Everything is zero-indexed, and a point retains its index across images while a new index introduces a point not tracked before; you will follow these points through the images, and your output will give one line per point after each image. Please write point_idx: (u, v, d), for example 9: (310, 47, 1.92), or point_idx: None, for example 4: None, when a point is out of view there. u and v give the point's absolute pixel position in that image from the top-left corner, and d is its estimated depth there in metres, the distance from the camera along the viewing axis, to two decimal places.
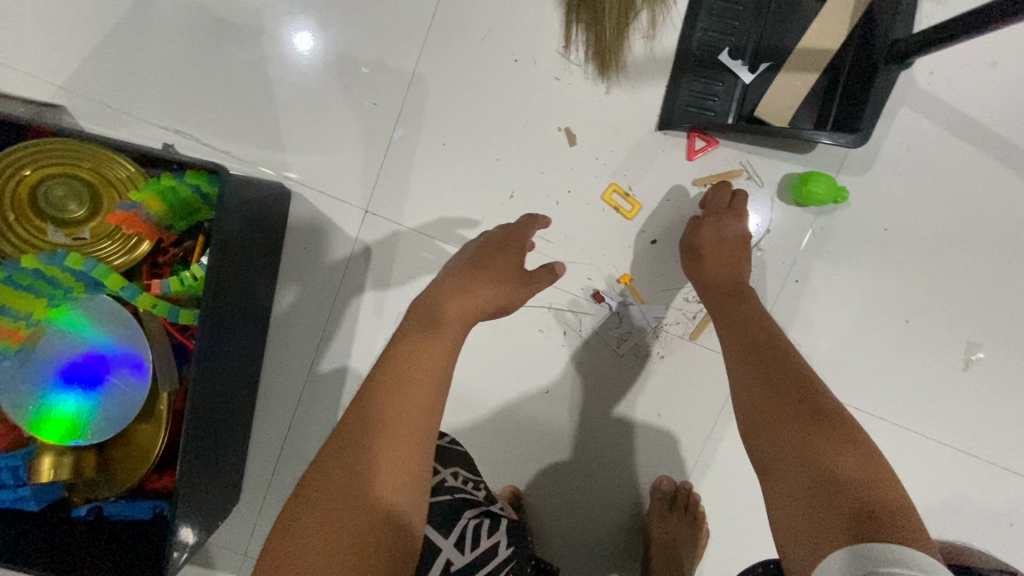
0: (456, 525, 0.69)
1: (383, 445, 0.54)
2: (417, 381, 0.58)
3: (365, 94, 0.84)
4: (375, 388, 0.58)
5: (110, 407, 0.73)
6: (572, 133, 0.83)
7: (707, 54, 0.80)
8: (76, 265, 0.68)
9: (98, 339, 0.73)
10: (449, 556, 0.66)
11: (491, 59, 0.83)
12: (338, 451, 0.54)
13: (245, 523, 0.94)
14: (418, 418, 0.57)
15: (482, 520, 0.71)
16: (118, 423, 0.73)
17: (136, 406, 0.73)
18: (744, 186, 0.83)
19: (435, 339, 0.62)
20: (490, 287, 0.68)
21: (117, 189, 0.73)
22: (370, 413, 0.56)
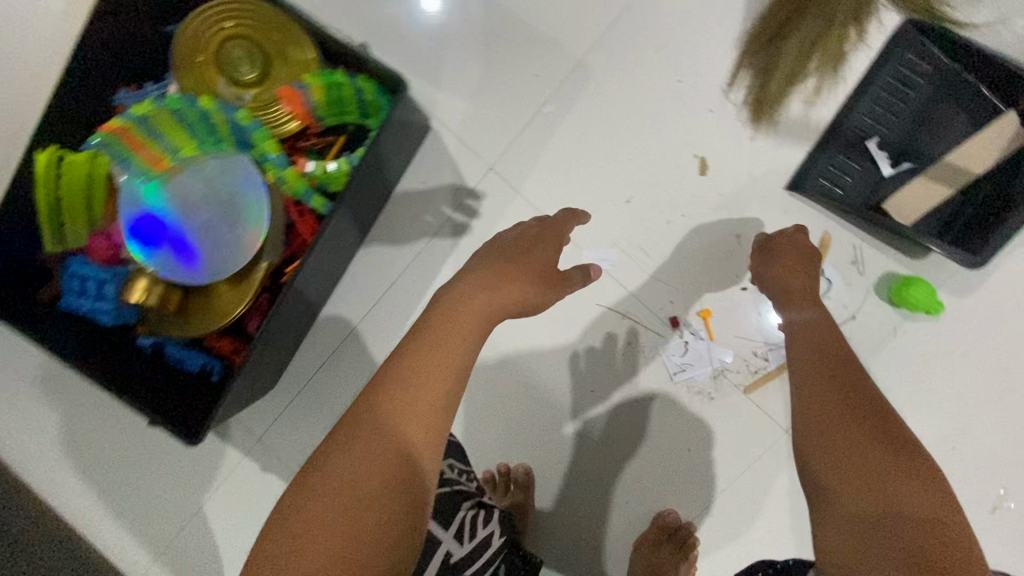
0: (454, 517, 0.71)
1: (395, 434, 0.57)
2: (423, 391, 0.60)
3: (530, 62, 0.89)
4: (389, 380, 0.61)
5: (220, 251, 0.76)
6: (705, 163, 0.86)
7: (857, 137, 0.83)
8: (244, 121, 0.76)
9: (226, 184, 0.76)
10: (448, 549, 0.68)
11: (656, 72, 0.87)
12: (359, 428, 0.58)
13: (270, 411, 0.99)
14: (429, 414, 0.60)
15: (479, 511, 0.74)
16: (224, 266, 0.76)
17: (243, 256, 0.76)
18: (846, 269, 0.86)
19: (454, 333, 0.65)
20: (510, 298, 0.69)
21: (291, 68, 0.78)
22: (381, 402, 0.59)
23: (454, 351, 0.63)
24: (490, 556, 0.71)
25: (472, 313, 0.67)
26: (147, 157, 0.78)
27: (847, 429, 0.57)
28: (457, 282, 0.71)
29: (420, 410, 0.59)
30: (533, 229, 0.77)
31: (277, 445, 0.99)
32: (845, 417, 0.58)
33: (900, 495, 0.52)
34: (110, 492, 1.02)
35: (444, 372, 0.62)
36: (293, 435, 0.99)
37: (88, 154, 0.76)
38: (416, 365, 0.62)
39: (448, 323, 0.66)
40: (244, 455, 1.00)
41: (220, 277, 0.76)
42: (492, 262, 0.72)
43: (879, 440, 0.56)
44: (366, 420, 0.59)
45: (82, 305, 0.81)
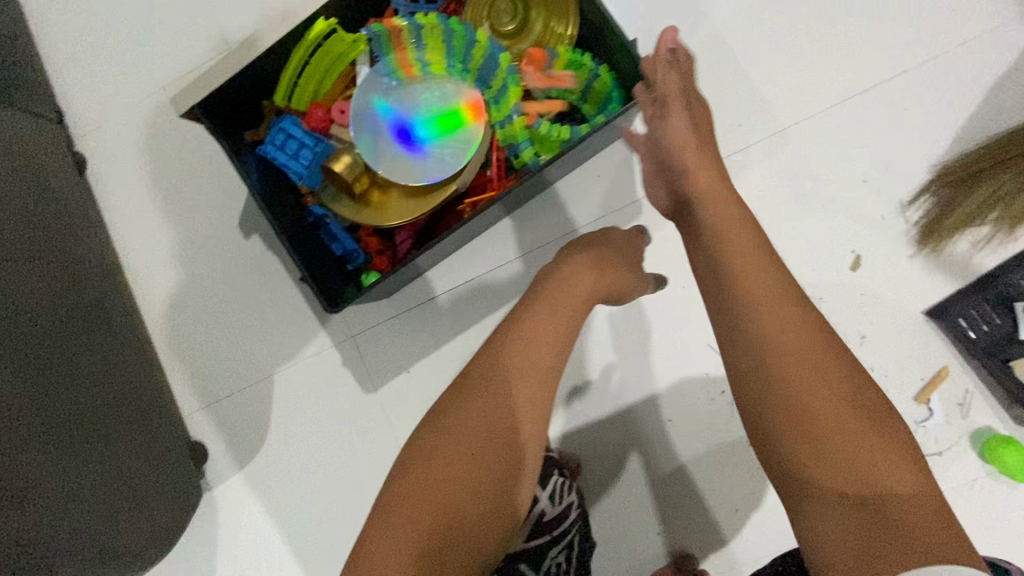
0: (549, 481, 0.88)
1: (513, 393, 0.69)
2: (535, 367, 0.71)
3: (739, 113, 0.95)
4: (510, 341, 0.73)
5: (420, 162, 0.84)
6: (859, 261, 0.91)
7: (1006, 294, 0.88)
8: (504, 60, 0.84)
9: (454, 111, 0.84)
10: (543, 507, 0.86)
11: (847, 165, 0.93)
12: (483, 384, 0.70)
13: (373, 316, 1.06)
14: (541, 374, 0.71)
15: (565, 481, 0.91)
16: (416, 177, 0.84)
17: (436, 176, 0.83)
18: (951, 408, 0.89)
19: (569, 309, 0.77)
20: (612, 285, 0.84)
21: (544, 35, 0.88)
22: (501, 358, 0.71)
23: (564, 327, 0.75)
24: (570, 522, 0.88)
25: (575, 305, 0.78)
26: (402, 59, 0.87)
27: (823, 408, 0.54)
28: (563, 275, 0.80)
29: (532, 385, 0.70)
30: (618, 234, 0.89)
31: (366, 348, 1.06)
32: (814, 392, 0.54)
33: (880, 481, 0.52)
34: (202, 326, 1.08)
35: (552, 355, 0.73)
36: (384, 345, 1.06)
37: (357, 37, 0.86)
38: (530, 343, 0.73)
39: (559, 313, 0.77)
40: (331, 344, 1.06)
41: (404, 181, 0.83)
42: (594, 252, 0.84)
43: (827, 404, 0.54)
44: (485, 382, 0.70)
45: (283, 157, 0.87)
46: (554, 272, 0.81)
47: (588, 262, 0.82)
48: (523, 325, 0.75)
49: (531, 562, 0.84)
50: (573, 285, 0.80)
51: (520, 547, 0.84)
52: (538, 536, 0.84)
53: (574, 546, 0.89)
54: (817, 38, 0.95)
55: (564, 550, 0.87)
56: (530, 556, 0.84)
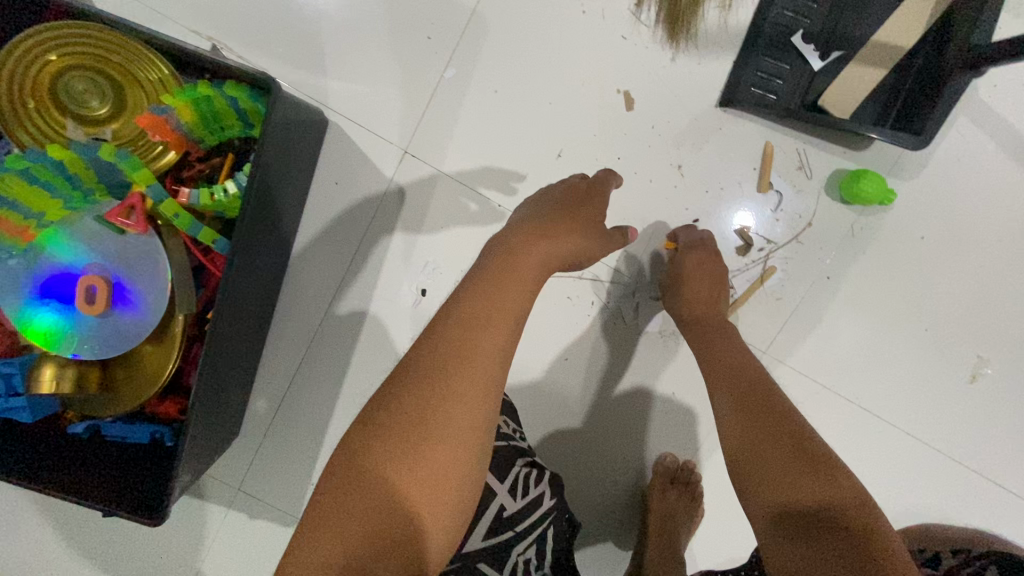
0: (508, 472, 0.68)
1: (457, 381, 0.52)
2: (483, 348, 0.54)
3: (421, 24, 0.79)
4: (450, 322, 0.56)
5: (124, 320, 0.69)
6: (631, 97, 0.80)
7: (781, 34, 0.78)
8: (108, 156, 0.64)
9: (115, 245, 0.68)
10: (502, 503, 0.66)
11: (558, 7, 0.79)
12: (416, 378, 0.53)
13: (241, 459, 0.91)
14: (491, 361, 0.54)
15: (532, 469, 0.70)
16: (131, 338, 0.69)
17: (149, 327, 0.69)
18: (794, 175, 0.82)
19: (517, 276, 0.61)
20: (565, 255, 0.66)
21: (146, 91, 0.68)
22: (444, 346, 0.54)
23: (521, 296, 0.59)
24: (542, 515, 0.68)
25: (526, 281, 0.61)
26: (8, 229, 0.67)
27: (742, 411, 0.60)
28: (510, 247, 0.64)
29: (476, 367, 0.53)
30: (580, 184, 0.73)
31: (259, 490, 0.92)
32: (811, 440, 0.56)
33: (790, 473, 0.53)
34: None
35: (499, 331, 0.56)
36: (272, 475, 0.91)
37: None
38: (474, 323, 0.56)
39: (505, 288, 0.60)
40: (228, 507, 0.92)
41: (129, 345, 0.69)
42: (548, 211, 0.70)
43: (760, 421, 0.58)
44: (421, 371, 0.53)
45: None
46: (503, 243, 0.66)
47: (531, 228, 0.67)
48: (469, 292, 0.59)
49: (490, 562, 0.64)
50: (520, 260, 0.63)
51: (477, 548, 0.64)
52: (496, 537, 0.65)
53: (548, 539, 0.69)
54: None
55: (534, 545, 0.67)
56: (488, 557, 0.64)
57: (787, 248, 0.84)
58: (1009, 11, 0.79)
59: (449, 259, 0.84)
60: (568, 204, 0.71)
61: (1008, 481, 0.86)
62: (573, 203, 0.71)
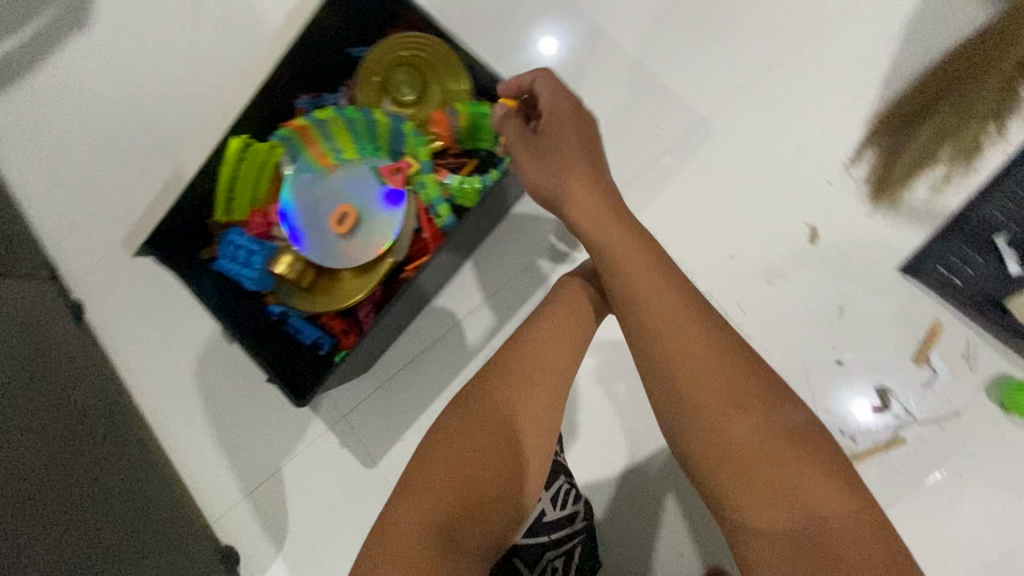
0: (553, 483, 0.78)
1: (526, 391, 0.67)
2: (545, 374, 0.68)
3: (657, 113, 0.94)
4: (524, 343, 0.71)
5: (354, 245, 0.87)
6: (816, 233, 0.88)
7: (983, 231, 0.82)
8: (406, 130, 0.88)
9: (377, 189, 0.88)
10: (543, 507, 0.77)
11: (777, 140, 0.91)
12: (493, 384, 0.67)
13: (358, 392, 1.04)
14: (554, 378, 0.69)
15: (571, 487, 0.80)
16: (352, 259, 0.87)
17: (368, 255, 0.87)
18: (955, 360, 0.83)
19: (572, 315, 0.74)
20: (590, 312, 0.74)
21: (447, 98, 0.91)
22: (513, 363, 0.69)
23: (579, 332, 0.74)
24: (575, 531, 0.78)
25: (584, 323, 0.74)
26: (316, 152, 0.91)
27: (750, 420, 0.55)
28: (564, 297, 0.75)
29: (544, 383, 0.68)
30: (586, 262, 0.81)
31: (359, 426, 1.03)
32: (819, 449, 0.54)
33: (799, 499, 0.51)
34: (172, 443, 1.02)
35: (561, 356, 0.71)
36: (373, 419, 1.03)
37: (271, 143, 0.89)
38: (540, 349, 0.70)
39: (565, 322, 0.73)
40: (327, 429, 1.03)
41: (354, 262, 0.87)
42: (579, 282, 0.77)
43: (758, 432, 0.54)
44: (494, 380, 0.68)
45: (234, 265, 0.90)
46: (552, 292, 0.77)
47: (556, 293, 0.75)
48: (531, 321, 0.74)
49: (524, 558, 0.75)
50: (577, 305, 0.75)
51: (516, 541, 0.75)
52: (534, 537, 0.75)
53: (576, 554, 0.78)
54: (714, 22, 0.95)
55: (563, 556, 0.76)
56: (524, 552, 0.75)
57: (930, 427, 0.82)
58: None
59: None
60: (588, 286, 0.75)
61: None
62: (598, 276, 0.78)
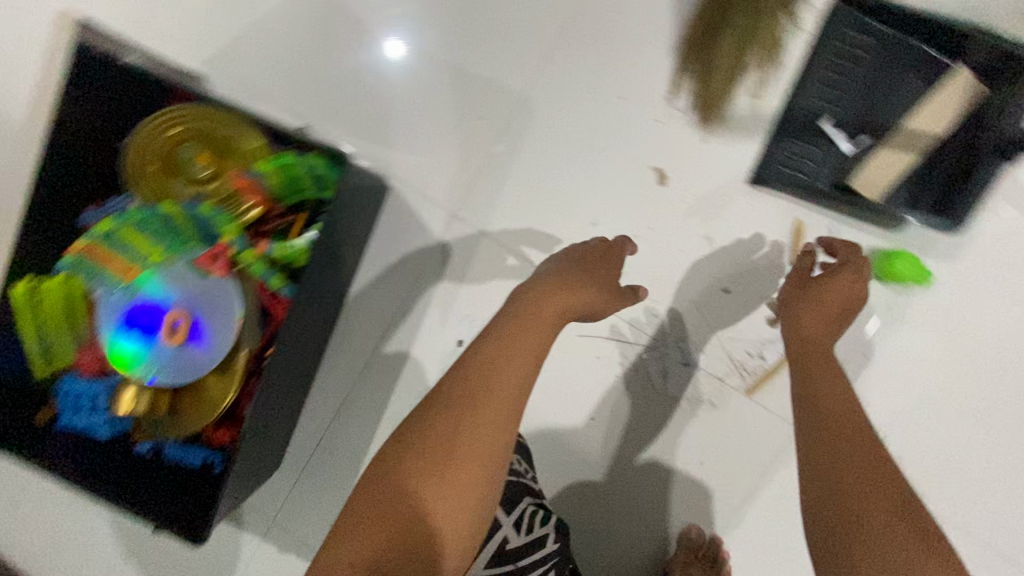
0: (515, 507, 0.73)
1: (478, 411, 0.59)
2: (497, 390, 0.60)
3: (473, 105, 0.90)
4: (480, 354, 0.63)
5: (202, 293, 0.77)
6: (663, 173, 0.86)
7: (809, 120, 0.82)
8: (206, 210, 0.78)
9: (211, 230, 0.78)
10: (506, 534, 0.71)
11: (597, 94, 0.87)
12: (444, 409, 0.60)
13: (277, 493, 0.96)
14: (511, 393, 0.61)
15: (538, 509, 0.75)
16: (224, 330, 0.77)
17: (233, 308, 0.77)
18: (824, 253, 0.84)
19: (537, 322, 0.66)
20: (577, 306, 0.69)
21: (243, 158, 0.80)
22: (470, 371, 0.62)
23: (540, 340, 0.65)
24: (544, 555, 0.73)
25: (543, 328, 0.66)
26: (118, 268, 0.77)
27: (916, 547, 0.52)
28: (532, 294, 0.68)
29: (493, 404, 0.60)
30: (599, 248, 0.76)
31: (292, 522, 0.96)
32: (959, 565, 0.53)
33: None
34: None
35: (522, 367, 0.62)
36: (305, 512, 0.95)
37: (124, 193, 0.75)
38: (502, 357, 0.63)
39: (531, 325, 0.65)
40: (263, 536, 0.96)
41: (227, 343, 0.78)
42: (552, 269, 0.72)
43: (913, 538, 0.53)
44: (448, 396, 0.61)
45: (78, 422, 0.82)
46: (529, 289, 0.70)
47: (549, 281, 0.70)
48: (498, 330, 0.65)
49: None
50: (543, 306, 0.67)
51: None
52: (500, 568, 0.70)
53: None
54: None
55: None
56: None
57: (843, 336, 0.83)
58: None
59: (486, 314, 0.90)
60: (585, 258, 0.74)
61: None
62: (585, 258, 0.74)
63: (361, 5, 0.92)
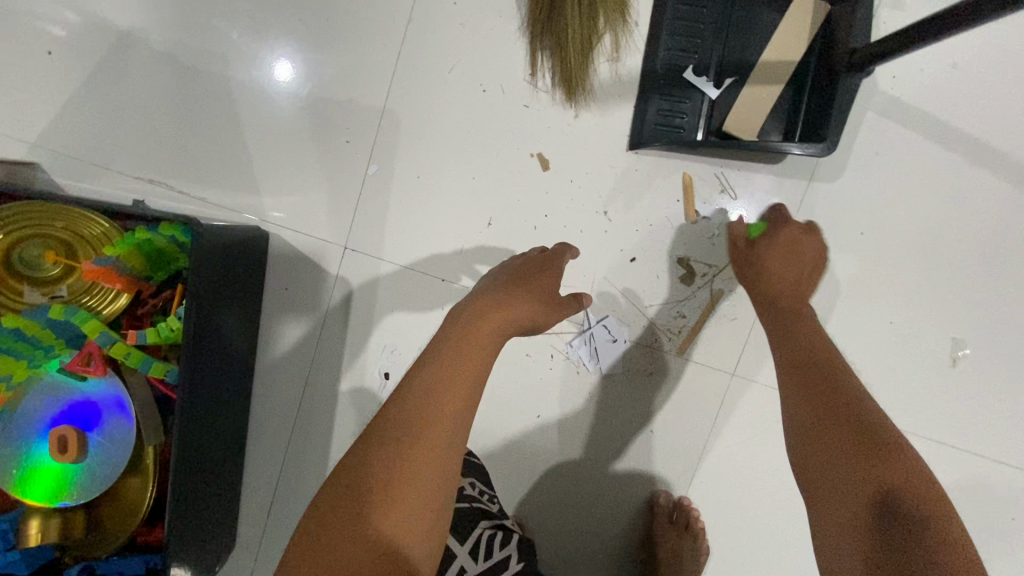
0: (470, 534, 0.72)
1: (419, 444, 0.53)
2: (439, 420, 0.55)
3: (338, 131, 0.85)
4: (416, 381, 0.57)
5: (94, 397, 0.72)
6: (545, 158, 0.84)
7: (672, 72, 0.81)
8: (57, 314, 0.69)
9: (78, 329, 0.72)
10: (462, 564, 0.70)
11: (459, 92, 0.84)
12: (381, 444, 0.54)
13: (240, 571, 0.90)
14: (457, 421, 0.55)
15: (496, 531, 0.74)
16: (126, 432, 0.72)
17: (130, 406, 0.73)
18: (717, 200, 0.84)
19: (478, 341, 0.61)
20: (518, 321, 0.65)
21: (91, 246, 0.73)
22: (408, 401, 0.56)
23: (481, 359, 0.60)
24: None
25: (482, 351, 0.61)
26: None
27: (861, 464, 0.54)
28: (475, 308, 0.64)
29: (436, 434, 0.54)
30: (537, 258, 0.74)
31: None
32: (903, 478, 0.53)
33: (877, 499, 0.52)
34: None
35: (462, 390, 0.57)
36: None
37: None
38: (444, 381, 0.57)
39: (471, 344, 0.60)
40: None
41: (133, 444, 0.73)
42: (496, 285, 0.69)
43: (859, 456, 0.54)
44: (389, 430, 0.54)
45: None
46: (468, 306, 0.66)
47: (491, 297, 0.66)
48: (435, 354, 0.60)
49: None
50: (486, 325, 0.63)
51: None
52: None
53: None
54: (336, 10, 0.85)
55: None
56: None
57: None
58: (887, 5, 0.81)
59: (405, 340, 0.87)
60: (526, 270, 0.71)
61: (1008, 458, 0.84)
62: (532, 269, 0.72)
63: (190, 51, 0.85)
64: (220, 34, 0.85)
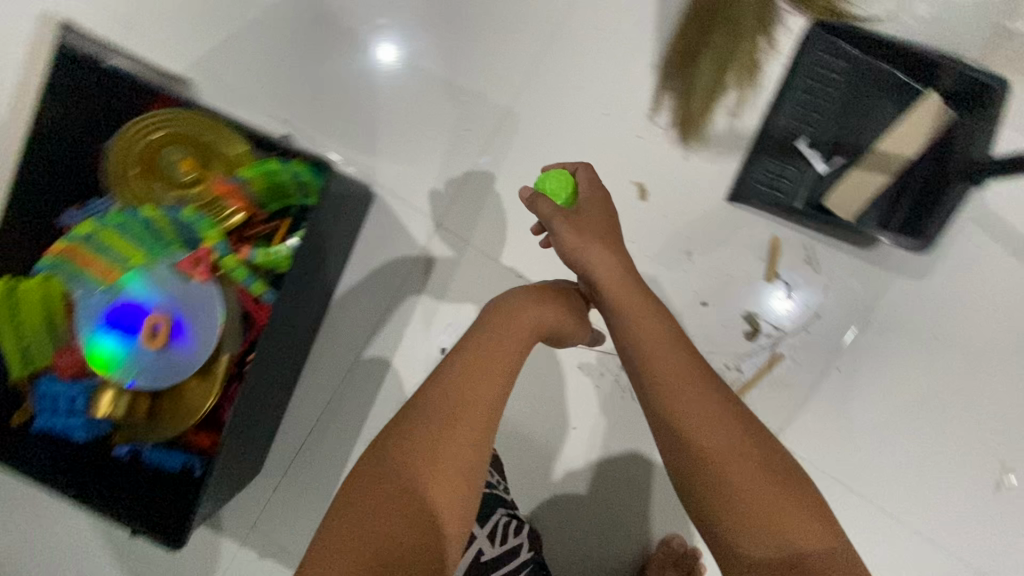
0: (489, 518, 0.75)
1: (451, 430, 0.58)
2: (472, 408, 0.59)
3: (460, 117, 0.91)
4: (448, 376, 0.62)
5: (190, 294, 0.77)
6: (644, 189, 0.88)
7: (786, 139, 0.85)
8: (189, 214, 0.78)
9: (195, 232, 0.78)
10: (480, 546, 0.73)
11: (579, 109, 0.89)
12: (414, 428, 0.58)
13: (259, 495, 0.95)
14: (486, 410, 0.60)
15: (512, 519, 0.76)
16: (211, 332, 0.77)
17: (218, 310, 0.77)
18: (800, 267, 0.86)
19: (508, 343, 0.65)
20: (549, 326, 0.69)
21: (227, 165, 0.81)
22: (441, 391, 0.60)
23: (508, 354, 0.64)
24: (520, 565, 0.73)
25: (512, 350, 0.65)
26: (99, 271, 0.77)
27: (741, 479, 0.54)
28: (504, 312, 0.68)
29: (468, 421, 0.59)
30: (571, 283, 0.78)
31: (273, 528, 0.94)
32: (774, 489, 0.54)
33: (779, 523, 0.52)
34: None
35: (492, 385, 0.61)
36: (286, 518, 0.94)
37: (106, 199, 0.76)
38: (473, 374, 0.62)
39: (499, 344, 0.65)
40: (240, 544, 0.94)
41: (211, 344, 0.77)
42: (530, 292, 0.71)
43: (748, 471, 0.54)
44: (420, 416, 0.59)
45: (55, 423, 0.81)
46: (502, 308, 0.69)
47: (523, 298, 0.70)
48: (462, 352, 0.64)
49: None
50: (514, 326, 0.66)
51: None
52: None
53: None
54: (487, 11, 0.92)
55: None
56: None
57: (815, 348, 0.86)
58: (1008, 127, 0.83)
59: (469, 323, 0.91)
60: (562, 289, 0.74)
61: None
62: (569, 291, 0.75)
63: (349, 16, 0.93)
64: (380, 7, 0.93)
